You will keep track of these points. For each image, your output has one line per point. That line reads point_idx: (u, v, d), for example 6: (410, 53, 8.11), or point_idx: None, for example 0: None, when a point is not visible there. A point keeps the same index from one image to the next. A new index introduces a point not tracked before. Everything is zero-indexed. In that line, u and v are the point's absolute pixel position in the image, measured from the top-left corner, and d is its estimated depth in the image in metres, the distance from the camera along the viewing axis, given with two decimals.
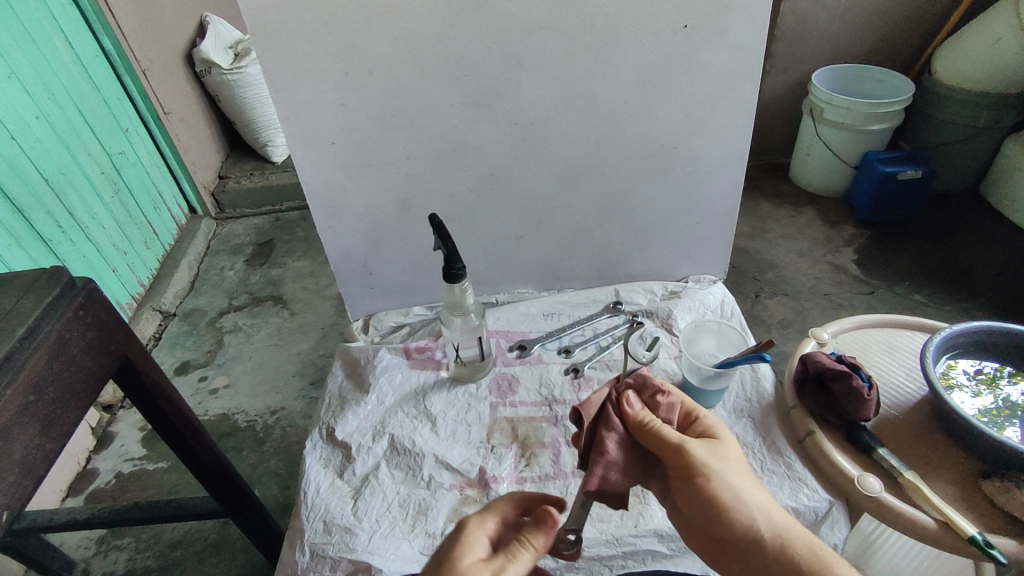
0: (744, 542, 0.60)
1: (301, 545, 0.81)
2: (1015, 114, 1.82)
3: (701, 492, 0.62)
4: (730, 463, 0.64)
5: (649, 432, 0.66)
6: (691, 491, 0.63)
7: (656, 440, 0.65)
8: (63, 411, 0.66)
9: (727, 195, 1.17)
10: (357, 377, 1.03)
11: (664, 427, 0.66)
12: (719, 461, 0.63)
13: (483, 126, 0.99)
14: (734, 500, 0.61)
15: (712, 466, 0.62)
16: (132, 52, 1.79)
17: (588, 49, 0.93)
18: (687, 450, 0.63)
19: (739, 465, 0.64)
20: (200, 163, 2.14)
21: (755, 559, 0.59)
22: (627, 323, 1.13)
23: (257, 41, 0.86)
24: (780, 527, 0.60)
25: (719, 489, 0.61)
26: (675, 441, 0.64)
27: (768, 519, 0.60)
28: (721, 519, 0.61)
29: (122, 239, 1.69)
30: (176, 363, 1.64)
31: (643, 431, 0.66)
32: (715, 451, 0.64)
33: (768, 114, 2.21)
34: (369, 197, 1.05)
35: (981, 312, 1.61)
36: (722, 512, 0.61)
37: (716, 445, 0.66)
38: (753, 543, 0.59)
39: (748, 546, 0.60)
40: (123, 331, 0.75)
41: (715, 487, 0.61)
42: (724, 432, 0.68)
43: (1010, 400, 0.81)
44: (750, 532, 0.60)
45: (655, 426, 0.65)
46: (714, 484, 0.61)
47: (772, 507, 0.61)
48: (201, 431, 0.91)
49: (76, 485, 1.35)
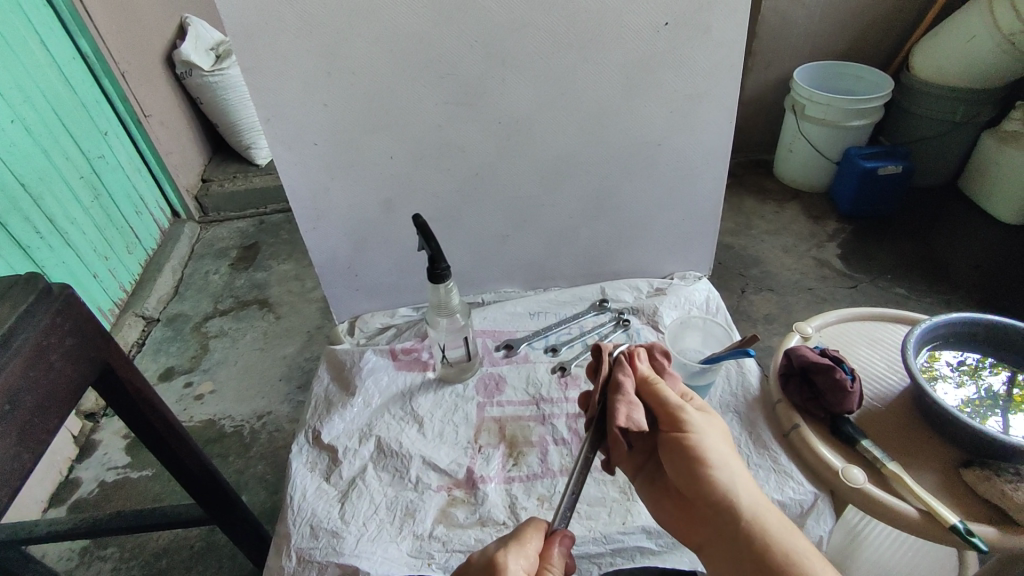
0: (717, 502, 0.62)
1: (288, 551, 0.80)
2: (990, 108, 1.85)
3: (687, 450, 0.63)
4: (718, 431, 0.66)
5: (652, 390, 0.68)
6: (682, 448, 0.64)
7: (657, 398, 0.67)
8: (41, 422, 0.65)
9: (711, 191, 1.17)
10: (343, 379, 1.02)
11: (666, 387, 0.68)
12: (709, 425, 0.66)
13: (466, 125, 0.99)
14: (717, 461, 0.63)
15: (703, 428, 0.64)
16: (109, 54, 1.76)
17: (570, 47, 0.93)
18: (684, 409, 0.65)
19: (725, 435, 0.66)
20: (182, 166, 2.11)
21: (726, 521, 0.61)
22: (614, 321, 1.13)
23: (236, 41, 0.85)
24: (755, 495, 0.62)
25: (710, 449, 0.63)
26: (675, 401, 0.66)
27: (746, 486, 0.62)
28: (701, 477, 0.62)
29: (103, 244, 1.67)
30: (160, 369, 1.62)
31: (649, 385, 0.68)
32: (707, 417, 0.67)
33: (752, 111, 2.22)
34: (353, 198, 1.05)
35: (962, 304, 1.63)
36: (704, 471, 0.62)
37: (708, 414, 0.68)
38: (725, 504, 0.61)
39: (721, 507, 0.61)
40: (102, 336, 0.74)
41: (702, 447, 0.63)
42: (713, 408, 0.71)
43: (992, 389, 0.82)
44: (726, 494, 0.61)
45: (661, 384, 0.68)
46: (702, 444, 0.63)
47: (750, 479, 0.63)
48: (185, 437, 0.90)
49: (58, 495, 1.32)
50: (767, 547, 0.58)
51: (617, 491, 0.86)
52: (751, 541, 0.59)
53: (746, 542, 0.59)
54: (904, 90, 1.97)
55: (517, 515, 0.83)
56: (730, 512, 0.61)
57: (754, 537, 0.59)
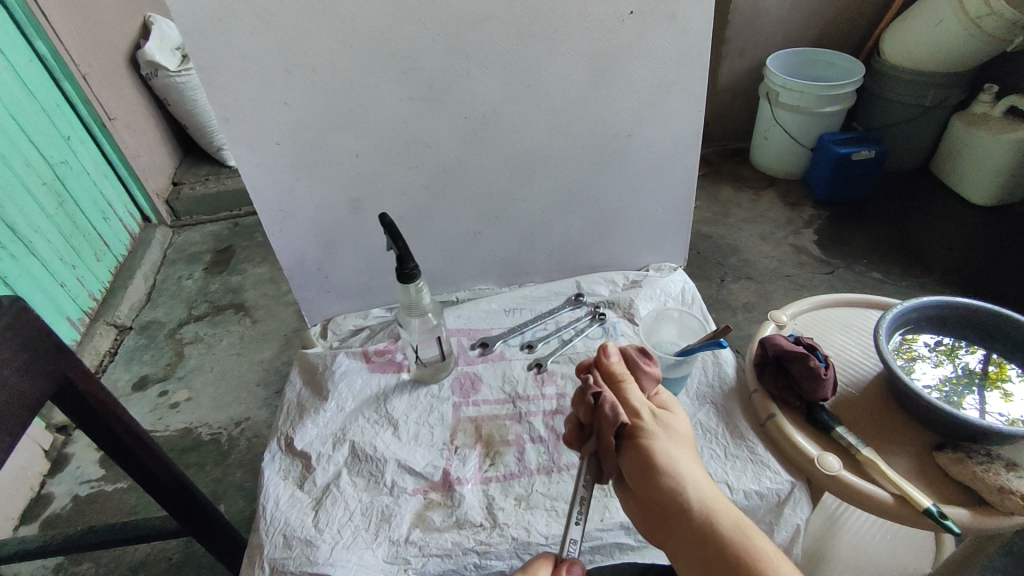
0: (670, 505, 0.59)
1: (260, 562, 0.78)
2: (959, 92, 1.87)
3: (641, 454, 0.62)
4: (675, 433, 0.64)
5: (618, 389, 0.66)
6: (633, 452, 0.62)
7: (620, 399, 0.65)
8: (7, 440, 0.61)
9: (683, 181, 1.17)
10: (315, 384, 1.00)
11: (630, 387, 0.66)
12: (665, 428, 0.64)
13: (434, 120, 0.97)
14: (670, 463, 0.61)
15: (658, 432, 0.63)
16: (68, 55, 1.70)
17: (535, 38, 0.92)
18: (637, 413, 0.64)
19: (684, 436, 0.64)
20: (151, 169, 2.06)
21: (681, 525, 0.58)
22: (590, 315, 1.13)
23: (190, 39, 0.82)
24: (708, 496, 0.59)
25: (660, 452, 0.61)
26: (633, 403, 0.64)
27: (699, 486, 0.60)
28: (654, 482, 0.60)
29: (70, 252, 1.62)
30: (133, 379, 1.58)
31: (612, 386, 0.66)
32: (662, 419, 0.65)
33: (726, 100, 2.23)
34: (319, 198, 1.02)
35: (936, 286, 1.65)
36: (657, 475, 0.60)
37: (666, 416, 0.66)
38: (677, 507, 0.59)
39: (674, 509, 0.59)
40: (60, 349, 0.70)
41: (655, 450, 0.61)
42: (677, 409, 0.68)
43: (968, 368, 0.83)
44: (678, 497, 0.59)
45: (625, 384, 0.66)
46: (655, 447, 0.61)
47: (703, 478, 0.61)
48: (155, 448, 0.84)
49: (29, 512, 1.28)
50: (723, 548, 0.56)
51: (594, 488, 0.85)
52: (707, 543, 0.56)
53: (703, 547, 0.57)
54: (875, 75, 1.98)
55: (494, 516, 0.82)
56: (684, 514, 0.59)
57: (709, 541, 0.56)
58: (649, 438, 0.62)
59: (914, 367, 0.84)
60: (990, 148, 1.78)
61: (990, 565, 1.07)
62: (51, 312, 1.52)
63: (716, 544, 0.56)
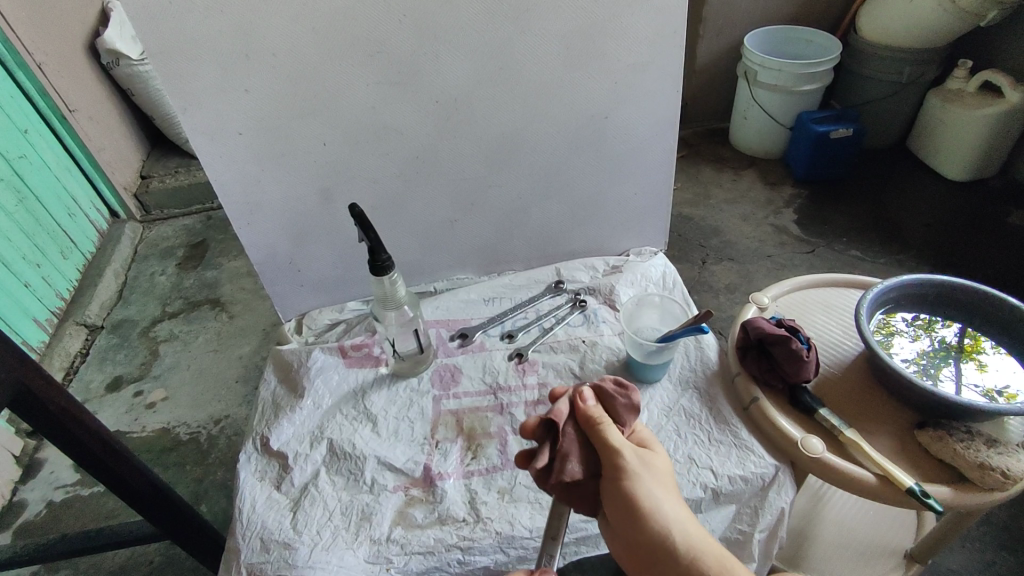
0: (658, 550, 0.59)
1: (237, 566, 0.76)
2: (934, 67, 1.87)
3: (626, 498, 0.61)
4: (657, 474, 0.63)
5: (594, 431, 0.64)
6: (615, 492, 0.62)
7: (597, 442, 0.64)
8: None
9: (661, 164, 1.15)
10: (291, 381, 0.98)
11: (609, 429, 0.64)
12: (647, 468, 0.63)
13: (405, 106, 0.94)
14: (653, 507, 0.60)
15: (637, 473, 0.62)
16: (20, 44, 1.62)
17: (505, 18, 0.89)
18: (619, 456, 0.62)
19: (665, 477, 0.64)
20: (117, 162, 1.99)
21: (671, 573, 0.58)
22: (570, 302, 1.11)
23: (142, 24, 0.78)
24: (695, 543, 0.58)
25: (641, 492, 0.61)
26: (615, 443, 0.63)
27: (685, 533, 0.59)
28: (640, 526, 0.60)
29: (33, 251, 1.55)
30: (106, 379, 1.54)
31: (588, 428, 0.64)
32: (646, 460, 0.64)
33: (705, 79, 2.21)
34: (288, 189, 0.99)
35: (914, 262, 1.66)
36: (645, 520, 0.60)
37: (648, 455, 0.65)
38: (666, 554, 0.58)
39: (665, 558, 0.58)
40: (15, 355, 0.66)
41: (637, 492, 0.61)
42: (656, 446, 0.67)
43: (945, 341, 0.84)
44: (665, 542, 0.59)
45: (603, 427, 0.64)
46: (637, 491, 0.61)
47: (689, 522, 0.60)
48: (125, 452, 0.80)
49: (1, 520, 1.24)
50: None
51: None
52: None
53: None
54: (852, 53, 1.97)
55: (477, 511, 0.81)
56: (672, 563, 0.58)
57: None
58: (630, 482, 0.61)
59: (893, 342, 0.84)
60: (965, 123, 1.79)
61: (970, 537, 1.08)
62: (17, 314, 1.46)
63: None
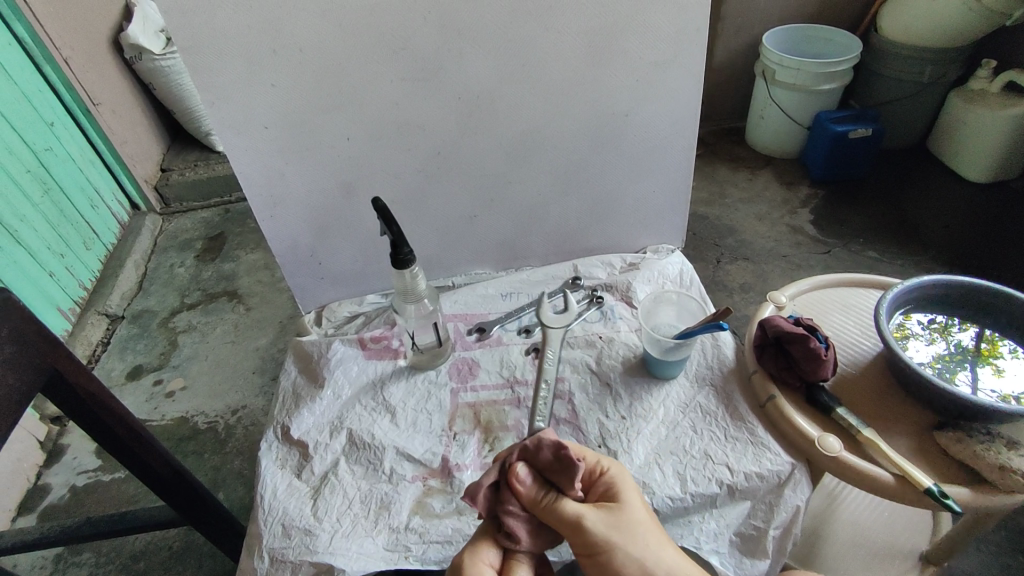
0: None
1: (259, 551, 0.77)
2: (957, 67, 1.85)
3: (607, 565, 0.60)
4: (632, 530, 0.62)
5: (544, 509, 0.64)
6: (597, 565, 0.61)
7: (556, 515, 0.63)
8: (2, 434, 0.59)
9: (680, 163, 1.15)
10: (311, 372, 0.99)
11: (560, 499, 0.64)
12: (621, 522, 0.63)
13: (427, 101, 0.95)
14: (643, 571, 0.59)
15: (612, 538, 0.61)
16: (48, 38, 1.65)
17: (528, 15, 0.89)
18: (585, 525, 0.61)
19: (644, 526, 0.63)
20: (139, 155, 2.02)
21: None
22: (587, 298, 1.12)
23: (173, 20, 0.79)
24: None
25: (622, 561, 0.60)
26: (573, 514, 0.62)
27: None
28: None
29: (57, 241, 1.59)
30: (127, 368, 1.57)
31: (537, 506, 0.65)
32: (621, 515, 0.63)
33: (722, 78, 2.19)
34: (311, 183, 1.00)
35: (932, 264, 1.65)
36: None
37: (616, 512, 0.64)
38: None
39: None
40: (50, 341, 0.68)
41: (616, 560, 0.60)
42: (623, 492, 0.66)
43: (961, 345, 0.83)
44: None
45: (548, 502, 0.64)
46: (616, 555, 0.60)
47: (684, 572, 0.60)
48: (149, 439, 0.82)
49: (27, 503, 1.27)
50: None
51: None
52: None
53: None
54: (873, 52, 1.95)
55: None
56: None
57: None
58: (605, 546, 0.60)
59: (908, 345, 0.84)
60: (987, 125, 1.77)
61: (985, 541, 1.08)
62: (41, 303, 1.49)
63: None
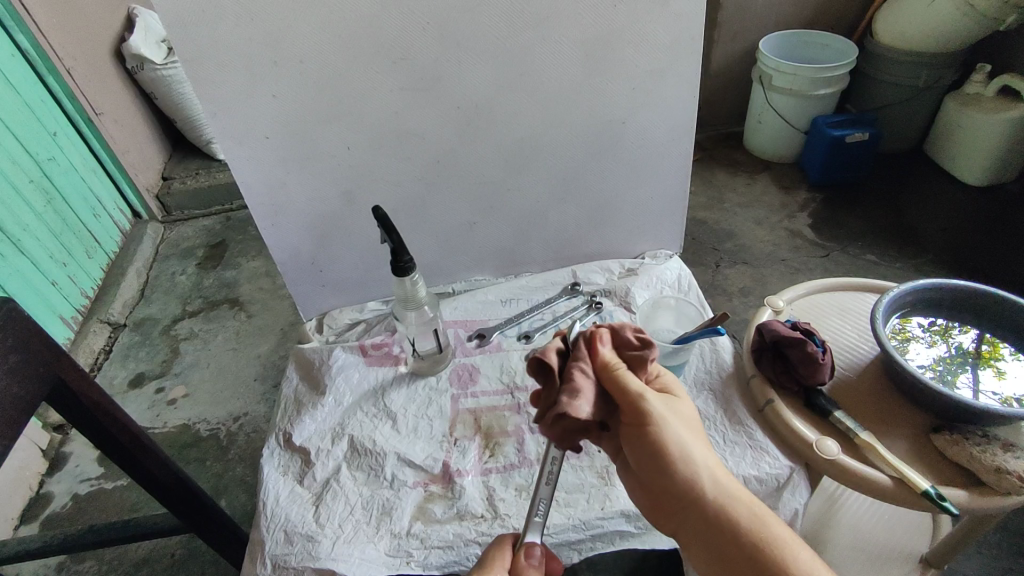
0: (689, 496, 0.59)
1: (262, 558, 0.78)
2: (952, 72, 1.87)
3: (653, 445, 0.59)
4: (685, 420, 0.61)
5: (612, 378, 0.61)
6: (640, 439, 0.60)
7: (619, 387, 0.61)
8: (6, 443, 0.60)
9: (678, 168, 1.16)
10: (312, 379, 1.00)
11: (628, 374, 0.61)
12: (674, 411, 0.62)
13: (426, 110, 0.96)
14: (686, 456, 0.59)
15: (666, 419, 0.60)
16: (51, 49, 1.67)
17: (525, 25, 0.91)
18: (646, 404, 0.60)
19: (691, 419, 0.63)
20: (140, 164, 2.03)
21: (701, 517, 0.58)
22: (586, 304, 1.13)
23: (175, 33, 0.81)
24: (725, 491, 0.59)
25: (669, 440, 0.59)
26: (636, 389, 0.60)
27: (712, 476, 0.59)
28: (668, 474, 0.59)
29: (60, 250, 1.60)
30: (129, 376, 1.57)
31: (606, 374, 0.62)
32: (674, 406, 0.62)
33: (719, 83, 2.21)
34: (311, 192, 1.01)
35: (930, 267, 1.66)
36: (674, 469, 0.59)
37: (673, 401, 0.63)
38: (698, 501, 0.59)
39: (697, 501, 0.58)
40: (54, 350, 0.69)
41: (665, 441, 0.59)
42: (679, 391, 0.65)
43: (962, 347, 0.84)
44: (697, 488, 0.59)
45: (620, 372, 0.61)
46: (666, 433, 0.59)
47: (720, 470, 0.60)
48: (152, 447, 0.83)
49: (29, 511, 1.28)
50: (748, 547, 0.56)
51: (594, 477, 0.87)
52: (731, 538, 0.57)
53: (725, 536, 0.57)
54: (869, 57, 1.97)
55: (495, 507, 0.83)
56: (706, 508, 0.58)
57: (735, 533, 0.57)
58: (660, 427, 0.59)
59: (909, 348, 0.84)
60: (983, 128, 1.78)
61: (986, 543, 1.08)
62: (44, 311, 1.50)
63: (736, 542, 0.57)
